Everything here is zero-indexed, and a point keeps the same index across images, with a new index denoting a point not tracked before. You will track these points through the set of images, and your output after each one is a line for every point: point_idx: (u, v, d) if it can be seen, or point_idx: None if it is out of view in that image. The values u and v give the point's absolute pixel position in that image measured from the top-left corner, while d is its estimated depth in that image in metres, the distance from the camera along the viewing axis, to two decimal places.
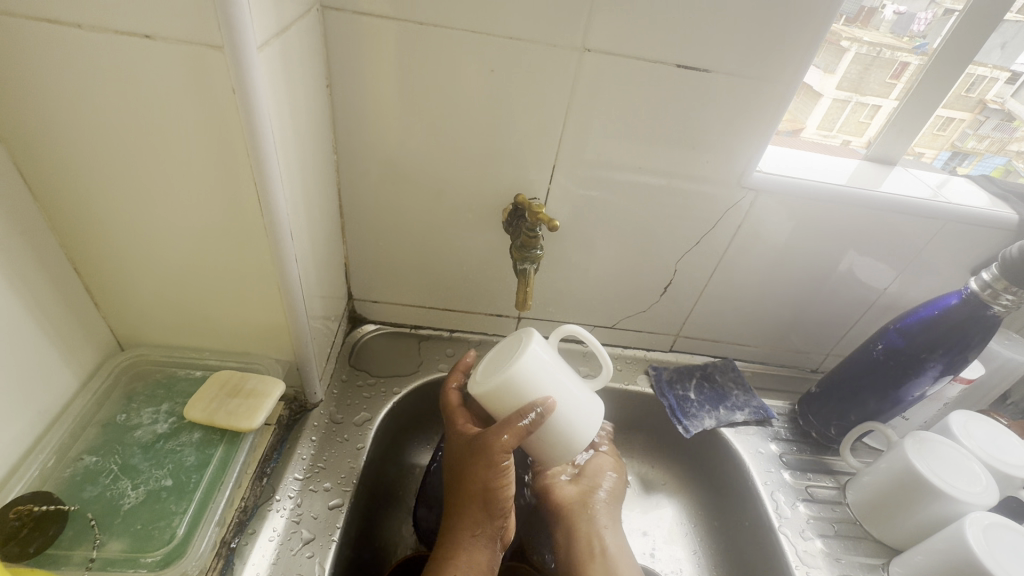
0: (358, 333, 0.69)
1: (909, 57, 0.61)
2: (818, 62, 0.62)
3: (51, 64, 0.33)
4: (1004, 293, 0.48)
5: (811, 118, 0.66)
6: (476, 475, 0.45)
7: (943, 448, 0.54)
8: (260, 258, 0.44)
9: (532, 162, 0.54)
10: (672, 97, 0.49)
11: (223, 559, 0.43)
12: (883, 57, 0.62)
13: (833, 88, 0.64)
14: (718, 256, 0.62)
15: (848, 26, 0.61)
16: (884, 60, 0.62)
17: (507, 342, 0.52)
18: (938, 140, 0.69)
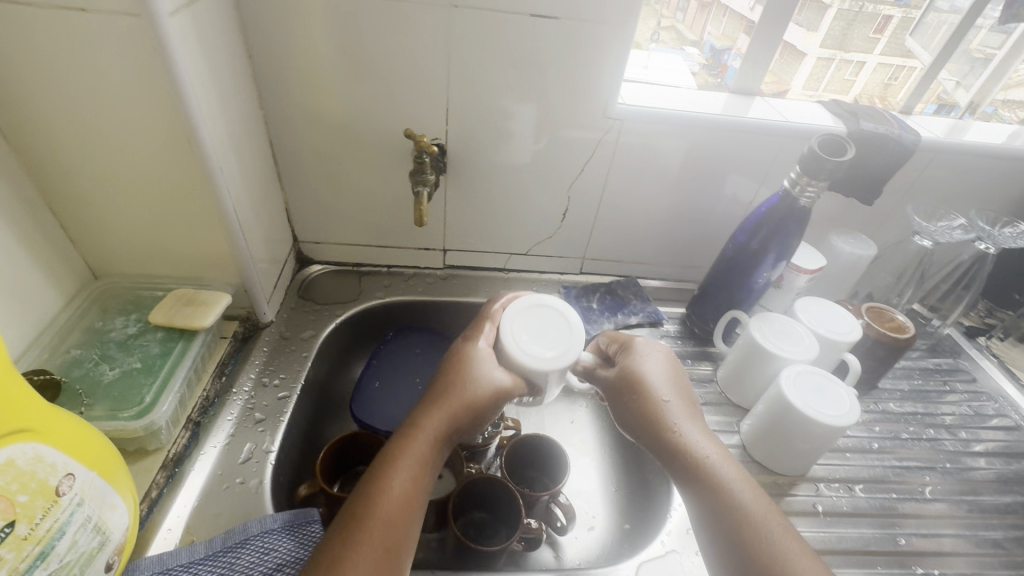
0: (306, 272, 0.79)
1: (892, 11, 0.75)
2: (802, 20, 0.73)
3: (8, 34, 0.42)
4: (807, 186, 0.58)
5: (796, 79, 0.78)
6: (476, 397, 0.51)
7: (780, 322, 0.66)
8: (198, 193, 0.54)
9: (429, 107, 0.64)
10: (534, 42, 0.59)
11: (190, 432, 0.55)
12: (866, 11, 0.74)
13: (817, 47, 0.76)
14: (604, 184, 0.73)
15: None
16: (867, 14, 0.74)
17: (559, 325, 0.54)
18: (926, 94, 0.81)
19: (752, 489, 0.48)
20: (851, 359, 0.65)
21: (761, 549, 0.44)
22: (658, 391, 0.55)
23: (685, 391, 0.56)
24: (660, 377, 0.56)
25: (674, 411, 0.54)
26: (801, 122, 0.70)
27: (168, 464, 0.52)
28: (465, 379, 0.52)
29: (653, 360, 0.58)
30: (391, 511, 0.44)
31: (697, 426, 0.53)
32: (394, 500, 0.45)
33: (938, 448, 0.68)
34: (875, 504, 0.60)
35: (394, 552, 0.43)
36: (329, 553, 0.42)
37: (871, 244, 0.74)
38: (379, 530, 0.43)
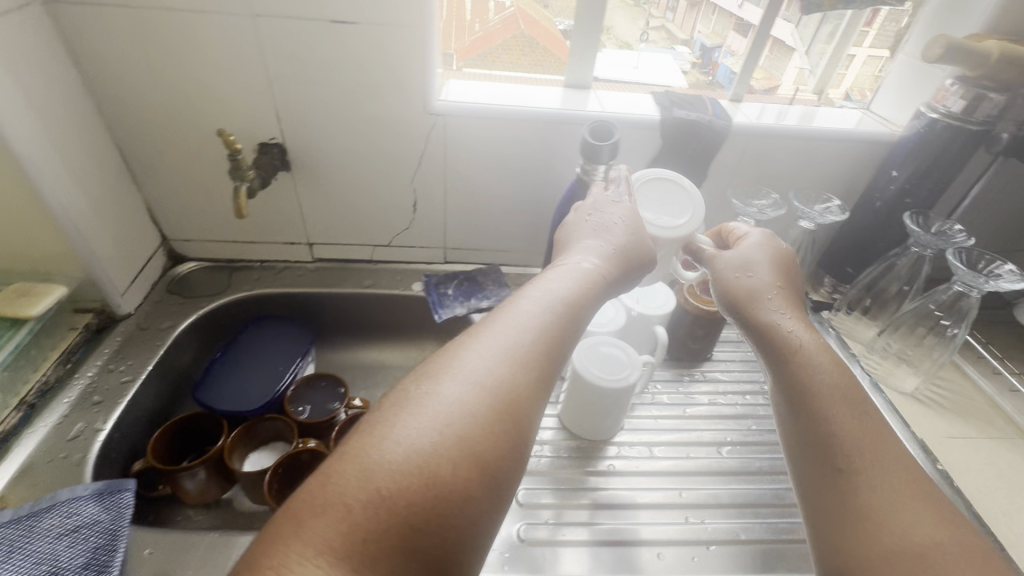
0: (179, 268, 0.84)
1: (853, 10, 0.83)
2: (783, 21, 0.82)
3: None
4: (590, 170, 0.62)
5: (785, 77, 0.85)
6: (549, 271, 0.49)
7: (595, 300, 0.71)
8: (22, 194, 0.59)
9: (259, 108, 0.69)
10: (341, 46, 0.64)
11: (22, 414, 0.60)
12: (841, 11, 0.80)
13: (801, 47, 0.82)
14: (444, 176, 0.78)
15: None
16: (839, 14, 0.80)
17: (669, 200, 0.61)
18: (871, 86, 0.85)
19: (849, 389, 0.48)
20: (660, 332, 0.69)
21: (837, 456, 0.44)
22: (758, 290, 0.56)
23: (790, 287, 0.57)
24: (755, 277, 0.56)
25: (770, 301, 0.55)
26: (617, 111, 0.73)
27: None
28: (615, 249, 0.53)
29: (764, 251, 0.59)
30: (484, 376, 0.39)
31: (793, 314, 0.53)
32: (526, 351, 0.41)
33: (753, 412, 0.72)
34: (672, 463, 0.64)
35: (509, 420, 0.38)
36: (420, 395, 0.38)
37: None
38: (457, 398, 0.38)
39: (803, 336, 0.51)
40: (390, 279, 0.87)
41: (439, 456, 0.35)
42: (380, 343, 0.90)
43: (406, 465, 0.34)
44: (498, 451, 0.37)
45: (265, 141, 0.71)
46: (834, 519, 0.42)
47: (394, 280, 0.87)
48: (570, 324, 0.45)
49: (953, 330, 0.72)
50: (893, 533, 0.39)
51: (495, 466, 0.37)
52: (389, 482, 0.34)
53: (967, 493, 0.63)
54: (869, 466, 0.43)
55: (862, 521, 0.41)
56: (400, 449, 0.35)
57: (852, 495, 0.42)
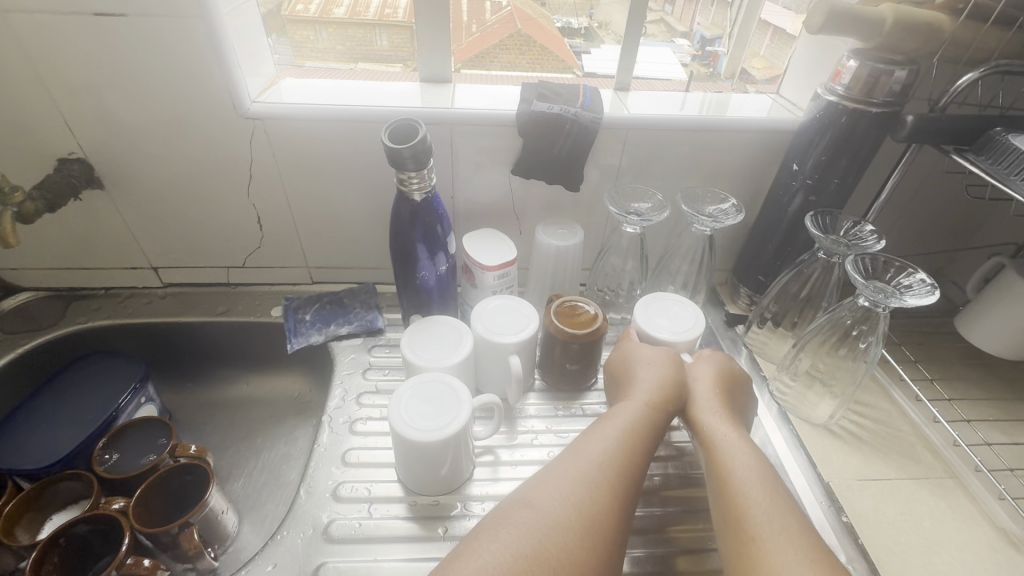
0: (9, 300, 0.76)
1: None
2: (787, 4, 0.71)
3: None
4: (404, 178, 0.52)
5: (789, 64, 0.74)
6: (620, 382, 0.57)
7: (442, 328, 0.60)
8: None
9: (45, 120, 0.60)
10: (119, 44, 0.55)
11: None
12: None
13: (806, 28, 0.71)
14: (282, 189, 0.68)
15: None
16: None
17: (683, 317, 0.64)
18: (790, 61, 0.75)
19: (765, 476, 0.46)
20: (513, 362, 0.59)
21: (751, 540, 0.42)
22: (698, 393, 0.55)
23: (731, 401, 0.55)
24: (698, 385, 0.56)
25: (707, 408, 0.53)
26: (465, 108, 0.64)
27: None
28: (637, 384, 0.55)
29: (707, 365, 0.58)
30: (585, 484, 0.44)
31: (733, 426, 0.51)
32: (600, 472, 0.44)
33: None
34: None
35: (600, 538, 0.41)
36: (544, 523, 0.40)
37: (576, 231, 0.69)
38: (562, 503, 0.42)
39: (722, 430, 0.51)
40: (247, 304, 0.78)
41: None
42: (243, 375, 0.80)
43: None
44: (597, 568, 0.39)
45: (63, 157, 0.63)
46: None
47: (252, 304, 0.78)
48: (646, 441, 0.49)
49: (864, 343, 0.60)
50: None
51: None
52: None
53: (874, 551, 0.52)
54: (772, 539, 0.41)
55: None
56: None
57: None
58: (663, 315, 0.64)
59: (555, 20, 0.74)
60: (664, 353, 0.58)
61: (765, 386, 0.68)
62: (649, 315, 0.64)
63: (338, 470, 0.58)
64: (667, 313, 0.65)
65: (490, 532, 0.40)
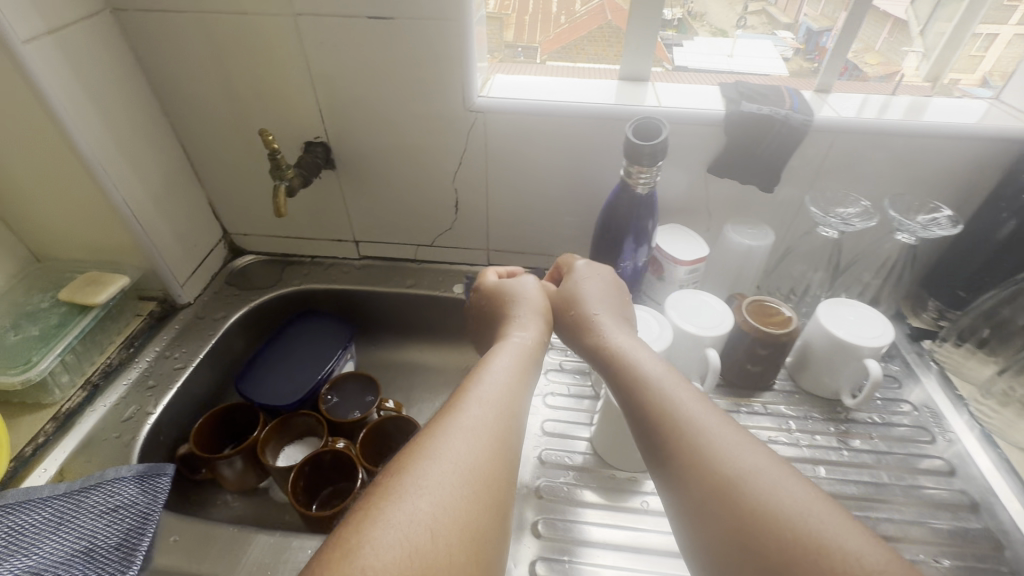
0: (238, 261, 0.89)
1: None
2: None
3: None
4: (637, 174, 0.56)
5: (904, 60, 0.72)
6: (493, 323, 0.64)
7: (638, 314, 0.63)
8: (89, 188, 0.63)
9: (304, 108, 0.70)
10: (382, 44, 0.63)
11: (87, 391, 0.65)
12: None
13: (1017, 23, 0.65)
14: (485, 175, 0.75)
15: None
16: None
17: (868, 321, 0.63)
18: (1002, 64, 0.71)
19: (674, 375, 0.48)
20: (710, 356, 0.61)
21: (682, 444, 0.42)
22: (596, 321, 0.58)
23: (613, 299, 0.60)
24: (593, 290, 0.61)
25: (602, 323, 0.57)
26: (674, 108, 0.66)
27: (59, 416, 0.62)
28: (521, 328, 0.59)
29: (592, 278, 0.62)
30: (487, 426, 0.44)
31: (619, 336, 0.55)
32: (487, 420, 0.45)
33: (825, 457, 0.61)
34: None
35: (485, 491, 0.40)
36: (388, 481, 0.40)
37: (767, 233, 0.69)
38: (466, 456, 0.41)
39: (617, 346, 0.53)
40: (432, 280, 0.86)
41: (436, 536, 0.36)
42: (418, 343, 0.89)
43: (408, 553, 0.34)
44: (487, 512, 0.39)
45: (312, 140, 0.72)
46: (701, 497, 0.39)
47: (436, 281, 0.86)
48: (516, 383, 0.51)
49: None
50: (751, 494, 0.37)
51: (484, 525, 0.38)
52: (399, 564, 0.34)
53: None
54: (703, 440, 0.41)
55: (727, 500, 0.38)
56: (387, 538, 0.35)
57: (716, 488, 0.39)
58: (849, 319, 0.63)
59: (651, 10, 0.72)
60: (513, 292, 0.64)
61: (962, 404, 0.66)
62: (833, 318, 0.63)
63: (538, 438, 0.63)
64: (853, 318, 0.63)
65: (414, 464, 0.40)
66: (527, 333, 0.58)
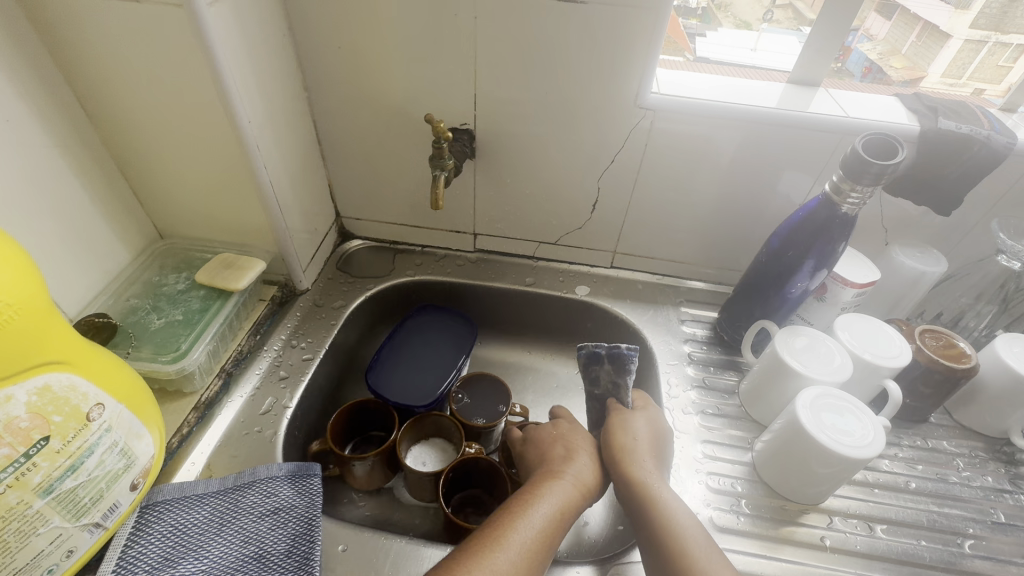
0: (347, 246, 0.85)
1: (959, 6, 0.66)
2: None
3: (101, 28, 0.49)
4: (849, 191, 0.53)
5: (934, 66, 0.70)
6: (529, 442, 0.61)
7: (814, 340, 0.60)
8: (240, 167, 0.59)
9: (457, 90, 0.65)
10: (564, 31, 0.58)
11: (222, 380, 0.62)
12: None
13: None
14: (635, 175, 0.71)
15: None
16: None
17: None
18: None
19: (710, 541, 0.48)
20: (891, 387, 0.58)
21: None
22: (634, 449, 0.56)
23: (663, 458, 0.57)
24: (643, 433, 0.57)
25: (644, 465, 0.54)
26: (866, 119, 0.63)
27: (200, 406, 0.59)
28: (577, 478, 0.55)
29: (646, 423, 0.59)
30: (518, 561, 0.46)
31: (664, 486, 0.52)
32: (516, 563, 0.46)
33: (998, 500, 0.59)
34: (898, 548, 0.54)
35: None
36: None
37: (941, 258, 0.65)
38: None
39: (643, 470, 0.54)
40: (552, 279, 0.82)
41: None
42: (530, 344, 0.85)
43: None
44: None
45: (457, 126, 0.68)
46: None
47: (556, 281, 0.82)
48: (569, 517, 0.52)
49: None
50: None
51: None
52: None
53: None
54: None
55: None
56: None
57: None
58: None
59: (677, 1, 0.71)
60: (586, 442, 0.60)
61: None
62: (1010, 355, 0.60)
63: (699, 461, 0.60)
64: None
65: None
66: (577, 473, 0.55)
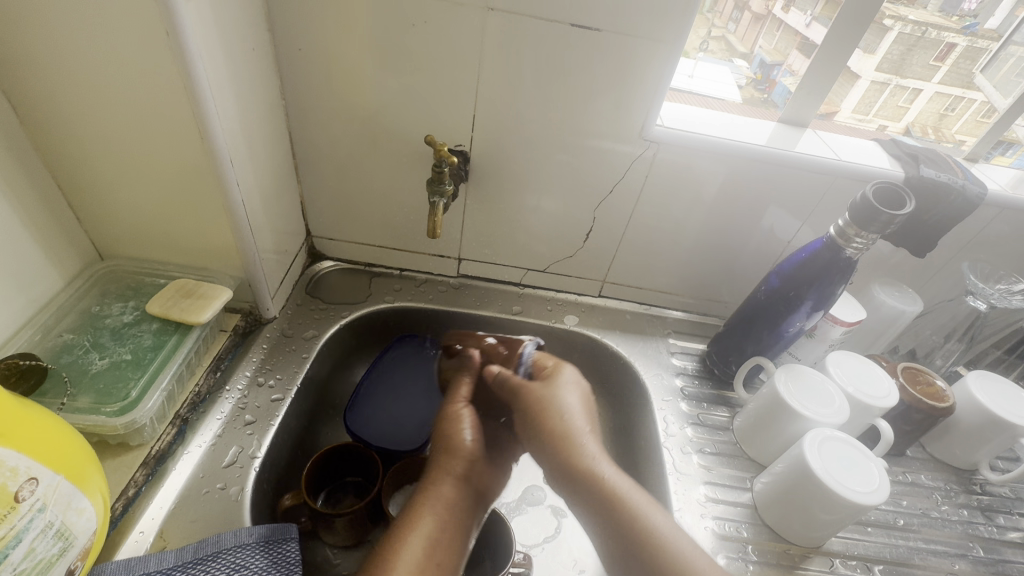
0: (316, 267, 0.78)
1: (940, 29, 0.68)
2: None
3: (43, 17, 0.41)
4: (854, 237, 0.53)
5: (847, 101, 0.72)
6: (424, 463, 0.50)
7: (811, 378, 0.61)
8: (206, 181, 0.51)
9: (453, 110, 0.61)
10: (574, 55, 0.56)
11: (176, 428, 0.53)
12: None
13: None
14: (632, 206, 0.69)
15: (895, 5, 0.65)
16: None
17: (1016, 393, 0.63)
18: None
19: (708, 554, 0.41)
20: (882, 426, 0.60)
21: None
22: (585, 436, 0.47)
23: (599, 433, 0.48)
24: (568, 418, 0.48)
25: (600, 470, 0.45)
26: (858, 163, 0.65)
27: (149, 462, 0.50)
28: (425, 508, 0.45)
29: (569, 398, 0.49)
30: None
31: (646, 510, 0.43)
32: None
33: (974, 533, 0.62)
34: None
35: None
36: None
37: (916, 298, 0.68)
38: None
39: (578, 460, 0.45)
40: (539, 308, 0.79)
41: None
42: None
43: None
44: None
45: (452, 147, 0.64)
46: None
47: (544, 310, 0.79)
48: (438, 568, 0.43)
49: None
50: None
51: None
52: None
53: None
54: None
55: None
56: None
57: None
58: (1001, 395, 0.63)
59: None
60: (447, 448, 0.49)
61: None
62: (982, 392, 0.63)
63: (703, 506, 0.59)
64: (1004, 393, 0.63)
65: None
66: (433, 505, 0.45)
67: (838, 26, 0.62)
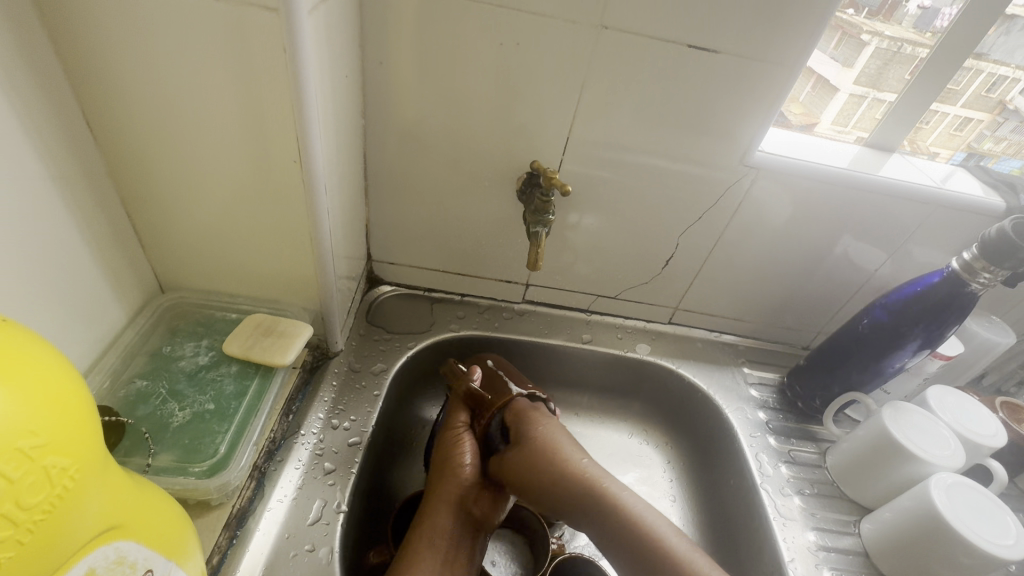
0: (375, 293, 0.73)
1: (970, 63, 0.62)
2: None
3: (143, 28, 0.36)
4: (981, 271, 0.52)
5: (826, 113, 0.67)
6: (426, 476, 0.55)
7: (919, 418, 0.58)
8: (295, 209, 0.47)
9: (545, 131, 0.57)
10: (683, 78, 0.53)
11: (255, 481, 0.48)
12: None
13: None
14: (719, 232, 0.66)
15: (869, 19, 0.62)
16: None
17: None
18: None
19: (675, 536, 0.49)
20: (994, 466, 0.57)
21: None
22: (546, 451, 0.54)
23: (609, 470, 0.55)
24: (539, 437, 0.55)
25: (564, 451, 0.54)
26: (957, 191, 0.63)
27: (232, 523, 0.45)
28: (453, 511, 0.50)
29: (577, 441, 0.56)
30: None
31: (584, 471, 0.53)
32: None
33: None
34: None
35: None
36: None
37: (1008, 330, 0.66)
38: None
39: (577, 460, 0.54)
40: (609, 336, 0.75)
41: None
42: (583, 407, 0.76)
43: None
44: None
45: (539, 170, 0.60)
46: None
47: (614, 338, 0.75)
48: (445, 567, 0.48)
49: None
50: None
51: None
52: None
53: None
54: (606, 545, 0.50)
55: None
56: None
57: None
58: None
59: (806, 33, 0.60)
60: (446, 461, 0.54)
61: None
62: None
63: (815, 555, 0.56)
64: None
65: None
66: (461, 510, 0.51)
67: (939, 55, 0.60)
